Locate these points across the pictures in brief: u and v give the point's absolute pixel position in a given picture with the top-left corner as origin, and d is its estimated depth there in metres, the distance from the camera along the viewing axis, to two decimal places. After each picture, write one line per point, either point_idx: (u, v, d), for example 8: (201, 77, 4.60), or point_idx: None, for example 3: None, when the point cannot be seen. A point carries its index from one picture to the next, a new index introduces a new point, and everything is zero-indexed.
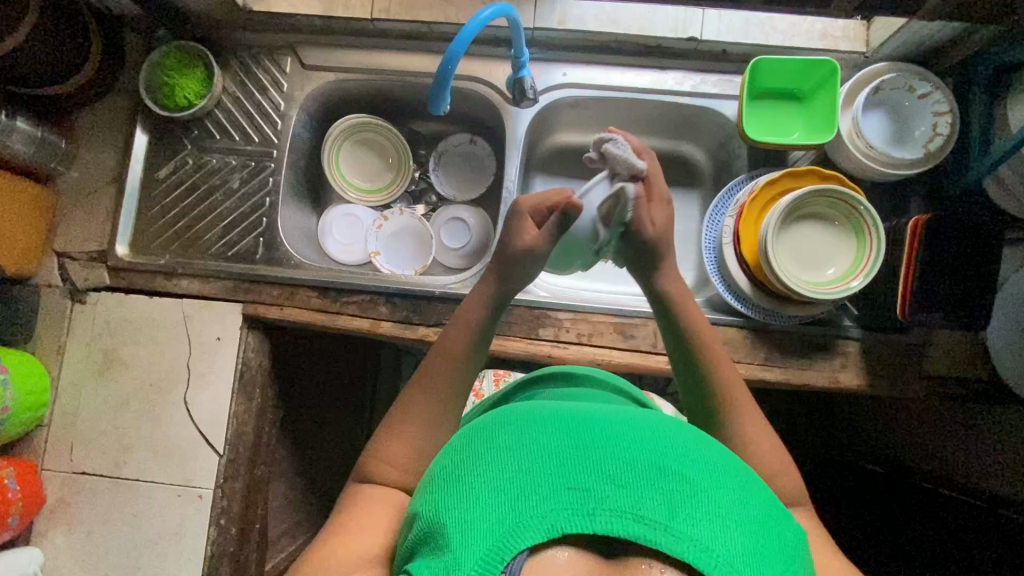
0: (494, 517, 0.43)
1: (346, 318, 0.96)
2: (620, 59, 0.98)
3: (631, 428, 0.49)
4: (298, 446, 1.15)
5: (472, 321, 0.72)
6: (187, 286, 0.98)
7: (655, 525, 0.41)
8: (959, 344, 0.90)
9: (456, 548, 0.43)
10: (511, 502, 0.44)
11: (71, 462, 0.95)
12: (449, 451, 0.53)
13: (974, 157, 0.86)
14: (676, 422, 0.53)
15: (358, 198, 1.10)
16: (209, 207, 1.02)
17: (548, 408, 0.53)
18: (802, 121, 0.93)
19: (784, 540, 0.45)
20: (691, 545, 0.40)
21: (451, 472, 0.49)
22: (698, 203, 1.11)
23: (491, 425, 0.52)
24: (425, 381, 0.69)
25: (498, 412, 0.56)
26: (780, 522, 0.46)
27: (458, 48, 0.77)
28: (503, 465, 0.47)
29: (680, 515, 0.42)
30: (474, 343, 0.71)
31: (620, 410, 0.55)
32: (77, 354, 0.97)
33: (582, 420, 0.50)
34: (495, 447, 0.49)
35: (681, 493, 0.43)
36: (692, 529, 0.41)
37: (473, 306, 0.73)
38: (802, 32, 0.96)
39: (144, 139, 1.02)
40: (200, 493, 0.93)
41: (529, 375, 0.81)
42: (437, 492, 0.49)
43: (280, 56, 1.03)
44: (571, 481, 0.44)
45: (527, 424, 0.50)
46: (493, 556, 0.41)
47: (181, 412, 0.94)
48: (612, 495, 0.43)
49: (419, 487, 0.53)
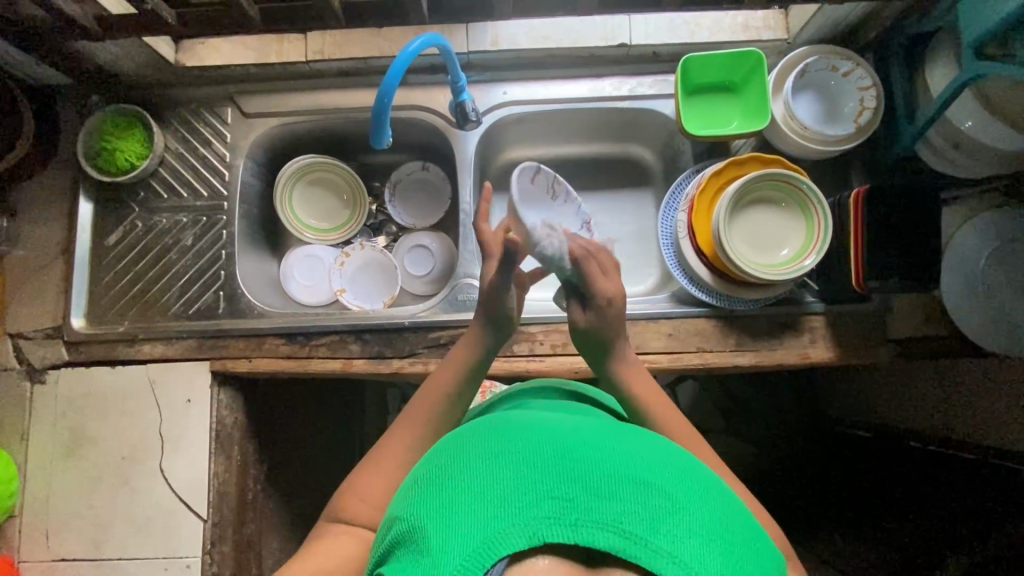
0: (478, 519, 0.43)
1: (318, 361, 0.95)
2: (557, 73, 1.01)
3: (615, 445, 0.50)
4: (287, 497, 1.12)
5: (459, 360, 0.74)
6: (151, 351, 0.96)
7: (636, 539, 0.41)
8: (916, 305, 0.93)
9: (437, 552, 0.42)
10: (496, 509, 0.43)
11: (48, 549, 0.91)
12: (432, 458, 0.52)
13: (902, 123, 0.90)
14: (664, 442, 0.53)
15: (316, 238, 1.09)
16: (164, 268, 1.00)
17: (532, 419, 0.54)
18: (738, 110, 0.96)
19: (762, 563, 0.45)
20: (670, 561, 0.40)
21: (434, 476, 0.48)
22: (652, 200, 1.13)
23: (484, 433, 0.52)
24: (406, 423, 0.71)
25: (490, 420, 0.56)
26: (757, 541, 0.47)
27: (391, 81, 0.78)
28: (489, 472, 0.46)
29: (661, 529, 0.42)
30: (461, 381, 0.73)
31: (604, 425, 0.55)
32: (42, 437, 0.93)
33: (573, 433, 0.51)
34: (482, 454, 0.48)
35: (664, 508, 0.43)
36: (672, 545, 0.41)
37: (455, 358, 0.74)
38: (726, 27, 0.98)
39: (89, 207, 1.00)
40: (188, 562, 0.90)
41: (502, 394, 0.80)
42: (420, 497, 0.48)
43: (219, 107, 1.02)
44: (556, 490, 0.44)
45: (519, 434, 0.50)
46: (474, 561, 0.41)
47: (158, 481, 0.91)
48: (596, 506, 0.43)
49: (400, 490, 0.52)
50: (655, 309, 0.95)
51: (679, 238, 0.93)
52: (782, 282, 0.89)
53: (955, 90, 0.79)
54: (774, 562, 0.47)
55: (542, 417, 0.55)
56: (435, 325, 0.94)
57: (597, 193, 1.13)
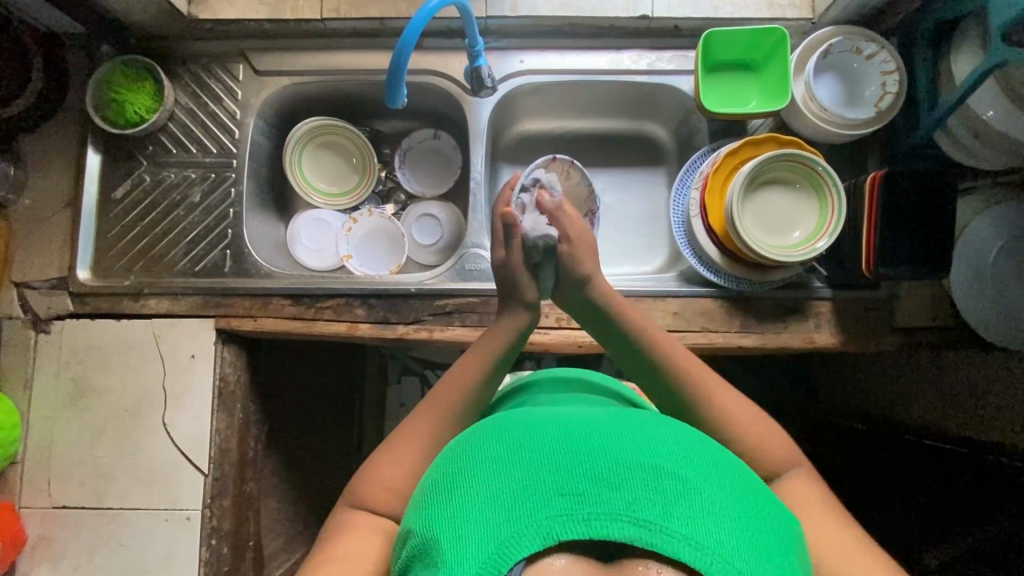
0: (491, 528, 0.43)
1: (323, 324, 0.94)
2: (576, 43, 0.99)
3: (620, 430, 0.50)
4: (287, 459, 1.13)
5: (480, 359, 0.73)
6: (155, 306, 0.96)
7: (650, 526, 0.42)
8: (925, 295, 0.92)
9: (454, 561, 0.43)
10: (507, 512, 0.44)
11: (50, 497, 0.92)
12: (440, 465, 0.53)
13: (923, 111, 0.88)
14: (671, 422, 0.54)
15: (325, 202, 1.08)
16: (171, 224, 0.99)
17: (536, 415, 0.54)
18: (758, 89, 0.95)
19: (778, 536, 0.46)
20: (687, 544, 0.41)
21: (443, 485, 0.49)
22: (664, 180, 1.12)
23: (487, 434, 0.52)
24: (430, 417, 0.69)
25: (493, 418, 0.56)
26: (772, 514, 0.47)
27: (408, 39, 0.77)
28: (497, 477, 0.47)
29: (674, 514, 0.42)
30: (490, 376, 0.73)
31: (607, 412, 0.55)
32: (45, 387, 0.94)
33: (579, 424, 0.51)
34: (488, 459, 0.49)
35: (675, 492, 0.44)
36: (687, 528, 0.42)
37: (485, 345, 0.74)
38: (750, 4, 0.96)
39: (97, 159, 0.99)
40: (188, 514, 0.91)
41: (508, 388, 0.80)
42: (430, 507, 0.48)
43: (231, 63, 1.01)
44: (564, 488, 0.44)
45: (524, 433, 0.50)
46: (492, 565, 0.41)
47: (160, 435, 0.92)
48: (605, 498, 0.43)
49: (411, 503, 0.53)
50: (663, 287, 0.95)
51: (691, 218, 0.93)
52: (791, 265, 0.88)
53: (976, 80, 0.78)
54: (790, 533, 0.48)
55: (546, 411, 0.55)
56: (441, 293, 0.94)
57: (609, 170, 1.12)
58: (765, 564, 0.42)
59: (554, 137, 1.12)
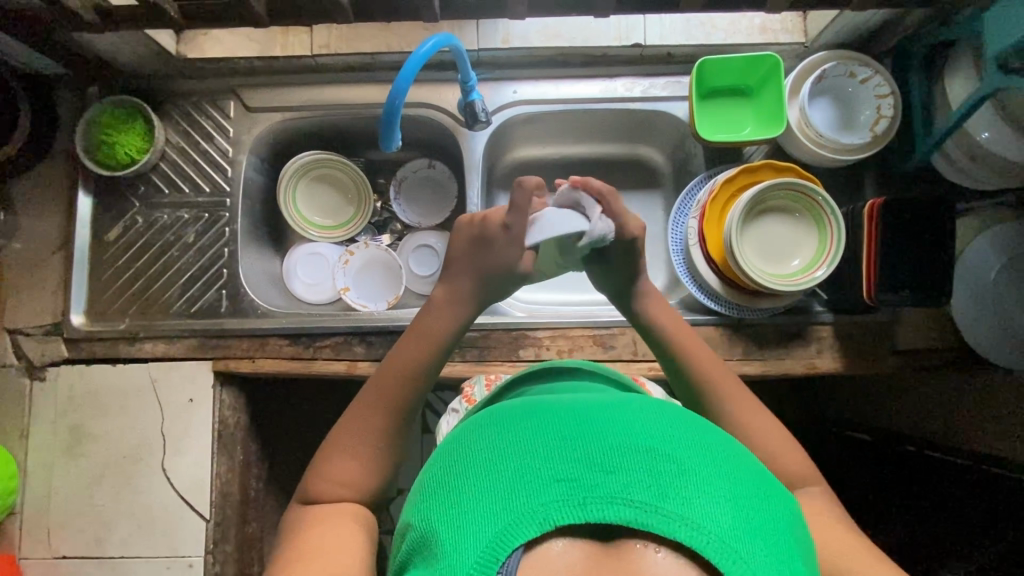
0: (487, 516, 0.42)
1: (322, 362, 0.94)
2: (569, 72, 0.99)
3: (614, 414, 0.49)
4: (285, 495, 1.12)
5: (416, 345, 0.68)
6: (152, 349, 0.95)
7: (646, 508, 0.41)
8: (926, 316, 0.92)
9: (448, 552, 0.42)
10: (501, 501, 0.43)
11: (50, 547, 0.91)
12: (435, 460, 0.52)
13: (918, 136, 0.89)
14: (663, 403, 0.53)
15: (322, 236, 1.07)
16: (165, 265, 0.98)
17: (531, 404, 0.53)
18: (752, 115, 0.95)
19: (777, 513, 0.45)
20: (683, 523, 0.41)
21: (438, 478, 0.48)
22: (661, 203, 1.11)
23: (481, 425, 0.52)
24: (368, 399, 0.67)
25: (488, 411, 0.55)
26: (770, 493, 0.47)
27: (401, 84, 0.76)
28: (492, 466, 0.46)
29: (669, 493, 0.42)
30: (418, 365, 0.68)
31: (601, 396, 0.54)
32: (41, 435, 0.93)
33: (573, 410, 0.50)
34: (483, 449, 0.48)
35: (669, 472, 0.43)
36: (683, 507, 0.41)
37: (425, 329, 0.69)
38: (742, 28, 0.96)
39: (88, 201, 0.98)
40: (190, 561, 0.89)
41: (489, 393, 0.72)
42: (426, 501, 0.47)
43: (221, 101, 1.00)
44: (560, 473, 0.44)
45: (518, 423, 0.49)
46: (487, 557, 0.41)
47: (160, 481, 0.91)
48: (600, 482, 0.43)
49: (407, 497, 0.52)
50: None
51: (688, 246, 0.93)
52: (790, 294, 0.88)
53: (974, 105, 0.78)
54: (790, 512, 0.47)
55: (540, 400, 0.54)
56: None
57: None
58: (764, 542, 0.42)
59: (549, 162, 1.11)
